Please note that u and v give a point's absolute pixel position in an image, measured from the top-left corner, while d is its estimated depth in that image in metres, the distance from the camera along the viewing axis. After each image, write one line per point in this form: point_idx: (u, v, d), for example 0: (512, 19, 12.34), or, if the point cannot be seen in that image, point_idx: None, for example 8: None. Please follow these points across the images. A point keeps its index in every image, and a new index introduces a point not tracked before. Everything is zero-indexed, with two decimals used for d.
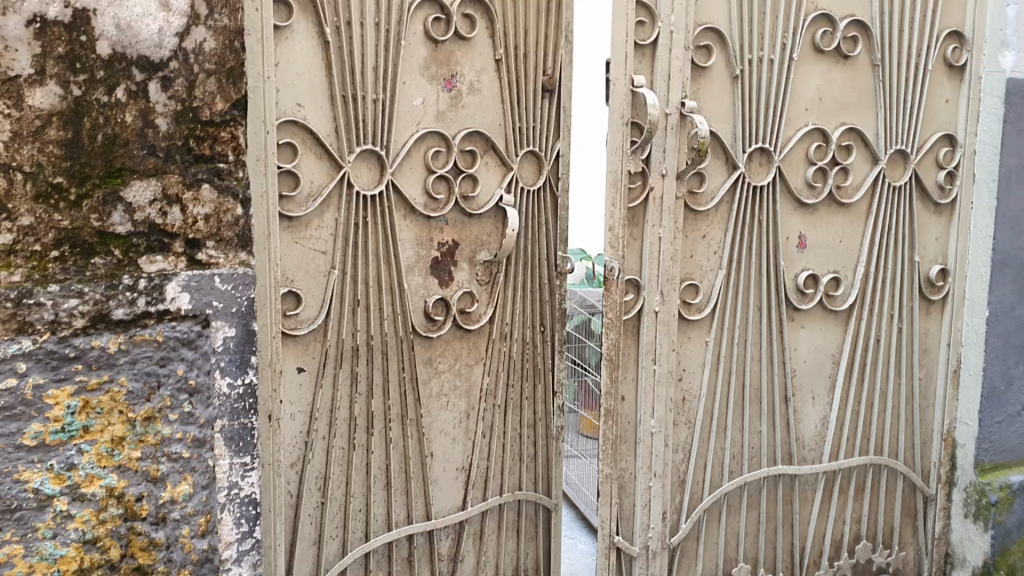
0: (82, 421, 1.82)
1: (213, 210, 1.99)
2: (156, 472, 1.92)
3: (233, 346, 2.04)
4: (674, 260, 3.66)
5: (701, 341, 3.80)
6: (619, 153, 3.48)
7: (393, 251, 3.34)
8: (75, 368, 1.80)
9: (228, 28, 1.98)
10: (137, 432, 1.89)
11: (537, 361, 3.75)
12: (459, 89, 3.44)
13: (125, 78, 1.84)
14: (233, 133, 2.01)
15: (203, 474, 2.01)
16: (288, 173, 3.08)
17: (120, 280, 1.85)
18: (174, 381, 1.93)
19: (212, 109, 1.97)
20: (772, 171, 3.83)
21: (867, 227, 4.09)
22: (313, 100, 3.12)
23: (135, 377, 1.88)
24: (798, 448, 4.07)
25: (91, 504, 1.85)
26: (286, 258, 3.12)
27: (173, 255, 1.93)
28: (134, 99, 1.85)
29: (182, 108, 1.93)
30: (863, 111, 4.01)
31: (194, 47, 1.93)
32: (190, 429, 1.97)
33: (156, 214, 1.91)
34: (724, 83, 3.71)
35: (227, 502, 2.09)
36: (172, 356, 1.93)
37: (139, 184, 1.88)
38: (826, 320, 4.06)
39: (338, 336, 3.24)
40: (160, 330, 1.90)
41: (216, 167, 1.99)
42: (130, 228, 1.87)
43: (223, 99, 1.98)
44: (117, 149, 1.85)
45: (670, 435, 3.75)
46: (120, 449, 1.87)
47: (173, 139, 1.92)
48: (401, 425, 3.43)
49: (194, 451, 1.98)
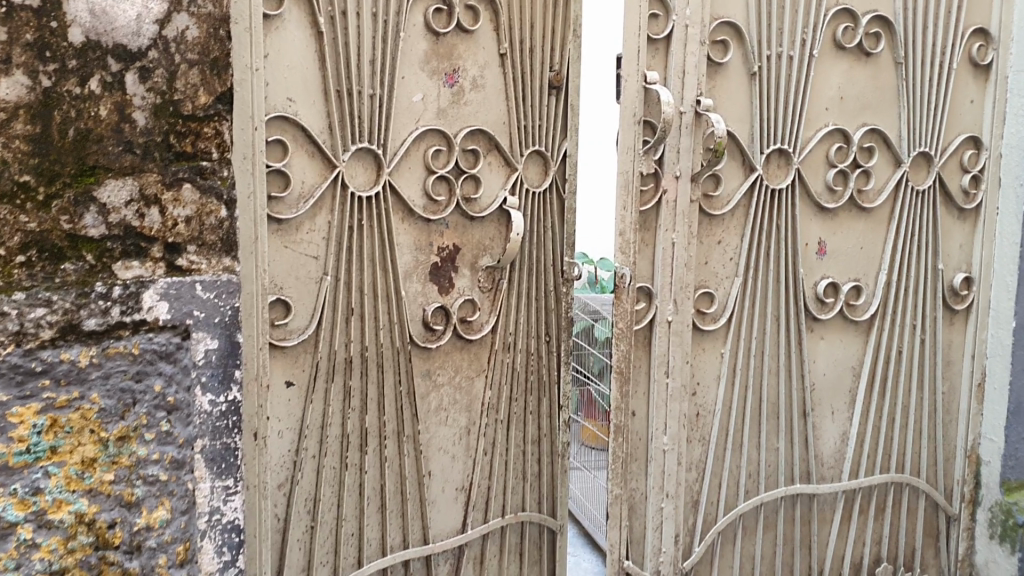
0: (48, 441, 1.55)
1: (194, 212, 1.75)
2: (131, 497, 1.63)
3: (216, 360, 1.79)
4: (688, 266, 3.44)
5: (715, 353, 3.59)
6: (630, 154, 3.29)
7: (390, 257, 3.13)
8: (42, 383, 1.54)
9: (212, 15, 1.75)
10: (110, 453, 1.61)
11: (542, 374, 3.54)
12: (461, 84, 3.22)
13: (99, 67, 1.63)
14: (217, 128, 1.78)
15: (183, 499, 1.72)
16: (277, 173, 2.88)
17: (92, 288, 1.60)
18: (150, 398, 1.66)
19: (195, 103, 1.75)
20: (791, 174, 3.61)
21: (889, 233, 3.86)
22: (305, 95, 2.91)
23: (108, 394, 1.61)
24: (816, 466, 3.87)
25: (58, 532, 1.55)
26: (276, 264, 2.91)
27: (151, 261, 1.69)
28: (109, 91, 1.64)
29: (161, 102, 1.71)
30: (885, 112, 3.78)
31: (176, 35, 1.71)
32: (169, 450, 1.69)
33: (133, 216, 1.67)
34: (741, 80, 3.49)
35: (208, 530, 1.83)
36: (149, 371, 1.66)
37: (115, 183, 1.65)
38: (846, 331, 3.85)
39: (330, 347, 3.04)
40: (136, 341, 1.64)
41: (199, 165, 1.76)
42: (104, 231, 1.64)
43: (206, 91, 1.76)
44: (90, 145, 1.63)
45: (683, 452, 3.54)
46: (91, 472, 1.59)
47: (151, 135, 1.70)
48: (397, 442, 3.23)
49: (173, 473, 1.69)
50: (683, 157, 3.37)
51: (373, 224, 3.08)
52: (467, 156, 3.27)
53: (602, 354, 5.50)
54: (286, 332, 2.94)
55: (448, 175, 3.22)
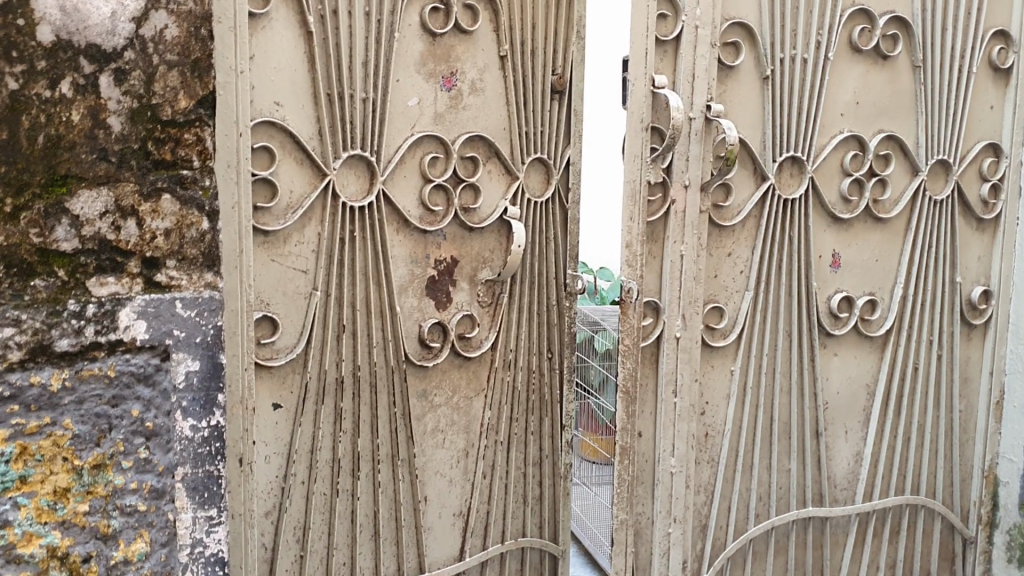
0: (17, 470, 1.44)
1: (174, 224, 1.56)
2: (106, 529, 1.51)
3: (197, 382, 1.61)
4: (697, 281, 3.27)
5: (725, 371, 3.41)
6: (637, 162, 3.12)
7: (384, 270, 2.95)
8: (10, 409, 1.42)
9: (194, 13, 1.55)
10: (84, 483, 1.49)
11: (543, 392, 3.36)
12: (460, 88, 3.05)
13: (71, 69, 1.45)
14: (199, 135, 1.58)
15: (163, 530, 1.57)
16: (264, 181, 2.70)
17: (64, 305, 1.46)
18: (128, 424, 1.52)
19: (174, 107, 1.55)
20: (805, 182, 3.44)
21: (906, 245, 3.70)
22: (294, 99, 2.74)
23: (81, 420, 1.48)
24: (829, 488, 3.70)
25: (29, 568, 1.45)
26: (262, 278, 2.73)
27: (128, 277, 1.52)
28: (82, 94, 1.46)
29: (139, 106, 1.51)
30: (902, 118, 3.62)
31: (154, 34, 1.52)
32: (148, 478, 1.55)
33: (109, 228, 1.50)
34: (753, 85, 3.32)
35: (191, 564, 1.64)
36: (126, 395, 1.52)
37: (88, 194, 1.48)
38: (861, 347, 3.68)
39: (320, 366, 2.86)
40: (112, 363, 1.50)
41: (179, 174, 1.56)
42: (78, 244, 1.47)
43: (187, 95, 1.56)
44: (61, 152, 1.46)
45: (692, 474, 3.37)
46: (64, 503, 1.47)
47: (128, 142, 1.51)
48: (391, 466, 3.05)
49: (153, 503, 1.55)
50: (693, 165, 3.20)
51: (366, 235, 2.90)
52: (466, 164, 3.10)
53: (601, 368, 5.33)
54: (273, 351, 2.76)
55: (446, 185, 3.05)
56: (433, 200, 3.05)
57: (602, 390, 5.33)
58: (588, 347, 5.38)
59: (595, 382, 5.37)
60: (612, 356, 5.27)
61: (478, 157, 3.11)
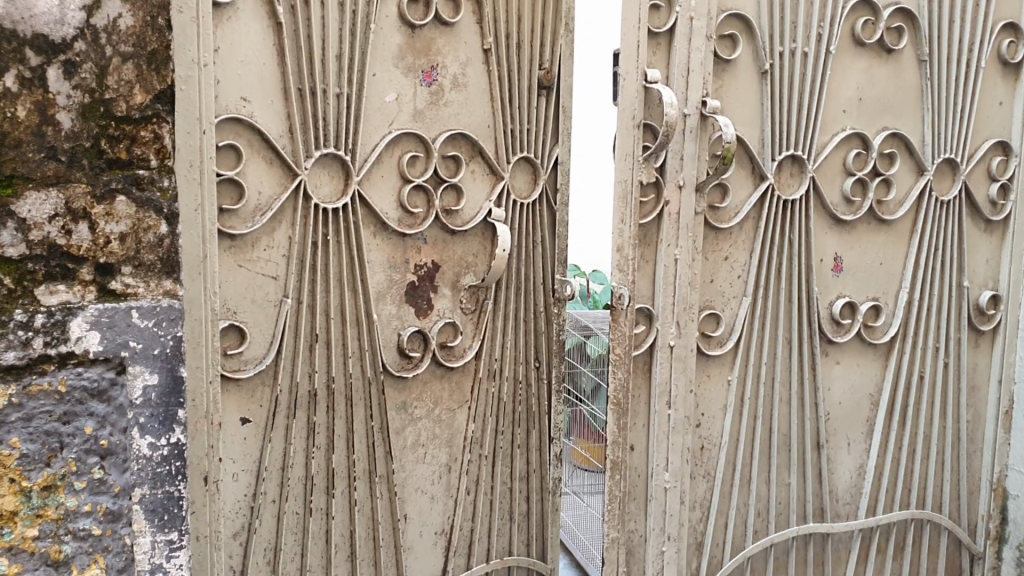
0: None
1: (129, 228, 1.51)
2: (58, 555, 1.45)
3: (155, 398, 1.56)
4: (692, 286, 3.11)
5: (721, 380, 3.25)
6: (630, 161, 2.95)
7: (360, 276, 2.79)
8: None
9: (149, 3, 1.52)
10: (32, 505, 1.42)
11: (530, 403, 3.20)
12: (441, 83, 2.89)
13: (15, 60, 1.39)
14: (155, 131, 1.54)
15: (119, 556, 1.52)
16: (229, 182, 2.54)
17: (10, 315, 1.39)
18: (80, 442, 1.47)
19: (129, 103, 1.51)
20: (806, 182, 3.27)
21: (911, 248, 3.54)
22: (262, 94, 2.57)
23: (30, 438, 1.42)
24: (831, 502, 3.54)
25: None
26: (228, 285, 2.57)
27: (79, 285, 1.46)
28: (27, 89, 1.40)
29: (90, 101, 1.47)
30: (907, 115, 3.46)
31: (107, 25, 1.48)
32: (103, 500, 1.49)
33: (58, 233, 1.44)
34: (751, 79, 3.16)
35: None
36: (77, 412, 1.46)
37: (35, 196, 1.42)
38: (864, 355, 3.52)
39: (291, 378, 2.70)
40: (62, 377, 1.44)
41: (135, 174, 1.52)
42: (24, 250, 1.41)
43: (142, 89, 1.52)
44: (8, 151, 1.39)
45: (687, 490, 3.21)
46: (11, 527, 1.41)
47: (78, 139, 1.46)
48: (368, 483, 2.89)
49: (107, 526, 1.50)
50: (688, 164, 3.04)
51: (340, 239, 2.74)
52: (447, 163, 2.94)
53: (592, 374, 5.17)
54: (241, 362, 2.60)
55: (426, 185, 2.89)
56: (412, 201, 2.88)
57: (593, 398, 5.18)
58: (578, 353, 5.22)
59: (586, 389, 5.22)
60: (604, 361, 5.12)
61: (460, 156, 2.94)
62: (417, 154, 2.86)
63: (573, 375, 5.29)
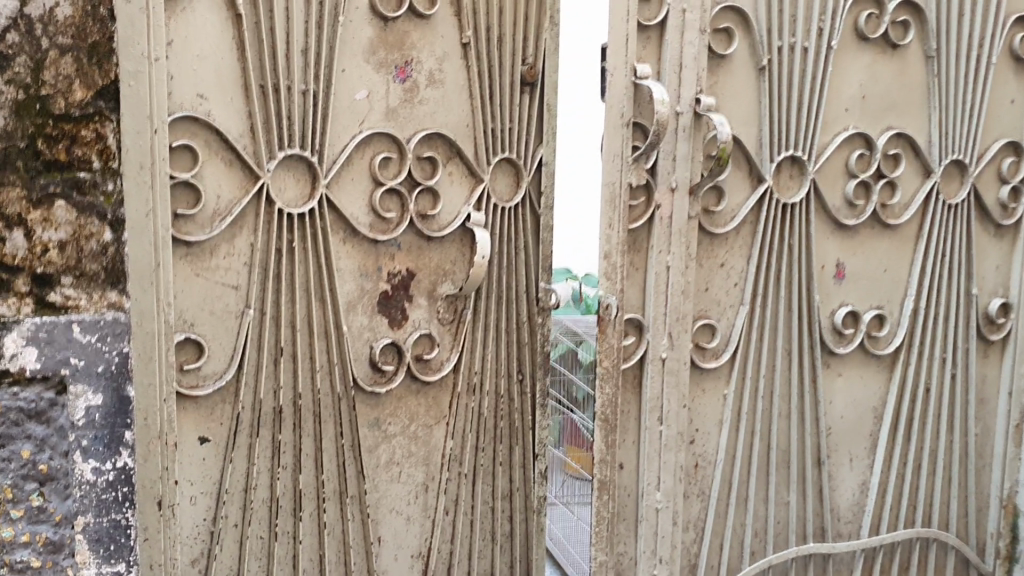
0: None
1: (69, 235, 1.57)
2: None
3: (100, 418, 1.62)
4: (685, 295, 2.94)
5: (716, 394, 3.08)
6: (618, 162, 2.78)
7: (329, 285, 2.62)
8: None
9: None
10: None
11: (513, 420, 2.99)
12: (416, 80, 2.72)
13: None
14: (97, 130, 1.60)
15: None
16: (185, 185, 2.38)
17: None
18: (17, 468, 1.54)
19: (69, 99, 1.57)
20: (806, 185, 3.10)
21: (917, 254, 3.36)
22: (220, 91, 2.41)
23: None
24: (832, 521, 3.36)
25: None
26: (185, 296, 2.42)
27: (14, 297, 1.53)
28: None
29: (25, 97, 1.53)
30: (913, 113, 3.28)
31: (40, 13, 1.53)
32: (41, 530, 1.56)
33: None
34: (747, 76, 2.99)
35: None
36: (14, 434, 1.53)
37: None
38: (867, 366, 3.34)
39: (254, 395, 2.53)
40: None
41: (75, 177, 1.57)
42: None
43: (82, 85, 1.58)
44: None
45: (679, 510, 3.03)
46: None
47: (9, 139, 1.52)
48: (338, 505, 2.71)
49: (47, 558, 1.57)
50: (680, 166, 2.87)
51: (307, 246, 2.56)
52: (423, 166, 2.78)
53: (584, 383, 5.01)
54: (199, 378, 2.44)
55: (400, 189, 2.72)
56: (385, 206, 2.71)
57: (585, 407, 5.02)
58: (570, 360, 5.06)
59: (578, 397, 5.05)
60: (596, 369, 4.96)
61: (437, 157, 2.77)
62: (392, 155, 2.69)
63: (563, 382, 5.12)
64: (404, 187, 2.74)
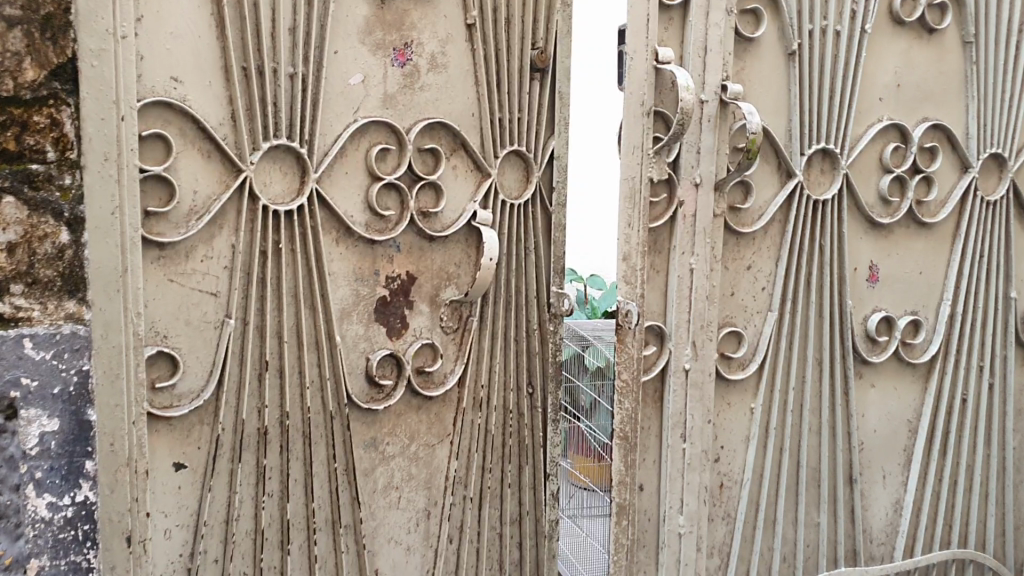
0: None
1: (19, 236, 1.47)
2: None
3: (55, 447, 1.50)
4: (711, 300, 2.68)
5: (743, 409, 2.82)
6: (638, 154, 2.51)
7: (320, 291, 2.35)
8: None
9: None
10: None
11: (522, 435, 2.76)
12: (416, 64, 2.46)
13: None
14: (51, 114, 1.50)
15: None
16: (157, 180, 2.11)
17: None
18: None
19: (18, 80, 1.47)
20: (838, 180, 2.83)
21: (954, 253, 3.09)
22: (198, 74, 2.14)
23: None
24: (864, 544, 3.09)
25: None
26: (157, 305, 2.14)
27: None
28: None
29: None
30: (950, 104, 3.01)
31: None
32: None
33: None
34: (776, 62, 2.71)
35: None
36: None
37: None
38: (902, 377, 3.08)
39: (236, 415, 2.25)
40: None
41: (28, 169, 1.47)
42: None
43: (33, 64, 1.49)
44: None
45: (704, 535, 2.77)
46: None
47: None
48: (331, 534, 2.45)
49: None
50: (705, 159, 2.60)
51: (295, 247, 2.30)
52: (424, 159, 2.52)
53: (589, 389, 4.84)
54: (173, 398, 2.17)
55: (398, 184, 2.46)
56: (382, 203, 2.45)
57: (592, 414, 4.86)
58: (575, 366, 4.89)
59: (585, 404, 4.90)
60: (603, 374, 4.79)
61: (440, 149, 2.52)
62: (388, 147, 2.42)
63: (569, 390, 4.95)
64: (403, 182, 2.48)
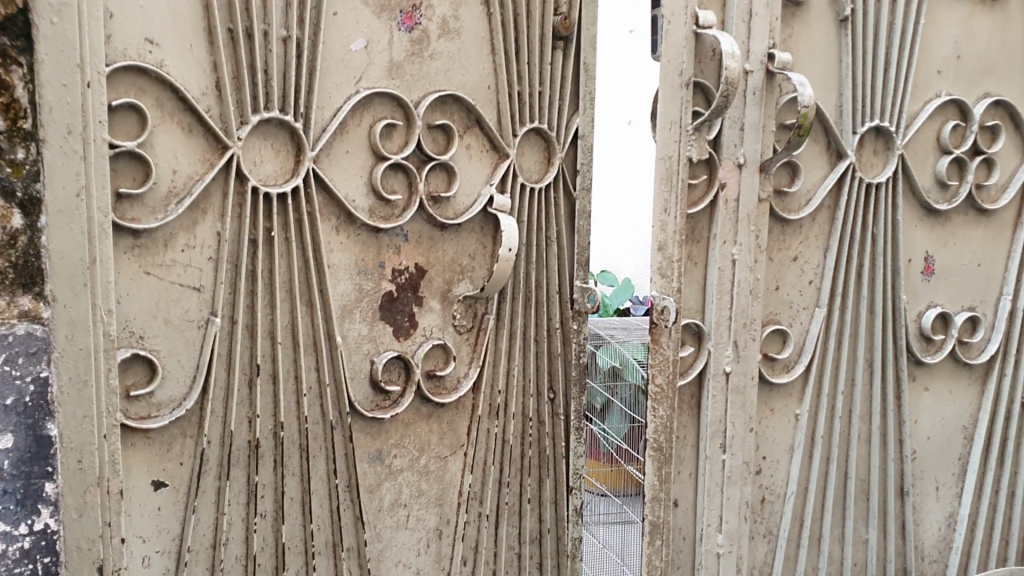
0: None
1: None
2: None
3: (12, 467, 1.49)
4: (755, 295, 2.41)
5: (788, 415, 2.54)
6: (676, 130, 2.24)
7: (319, 284, 2.08)
8: None
9: None
10: None
11: (543, 445, 2.50)
12: (426, 30, 2.19)
13: None
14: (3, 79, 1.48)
15: None
16: (131, 156, 1.83)
17: None
18: None
19: None
20: (893, 162, 2.56)
21: (1015, 243, 2.81)
22: (176, 35, 1.86)
23: None
24: (915, 561, 2.81)
25: None
26: (132, 302, 1.86)
27: None
28: None
29: None
30: (1013, 77, 2.73)
31: None
32: None
33: None
34: (827, 29, 2.45)
35: None
36: None
37: None
38: (957, 379, 2.80)
39: (223, 427, 1.98)
40: None
41: None
42: None
43: None
44: None
45: (745, 555, 2.49)
46: None
47: None
48: (331, 559, 2.18)
49: None
50: (749, 136, 2.33)
51: (290, 235, 2.02)
52: (434, 137, 2.25)
53: (603, 391, 4.59)
54: (151, 408, 1.89)
55: (405, 165, 2.18)
56: (386, 187, 2.17)
57: (606, 416, 4.63)
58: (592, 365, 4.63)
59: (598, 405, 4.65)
60: (616, 375, 4.52)
61: (452, 126, 2.25)
62: (394, 123, 2.15)
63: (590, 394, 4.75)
64: (410, 162, 2.21)
